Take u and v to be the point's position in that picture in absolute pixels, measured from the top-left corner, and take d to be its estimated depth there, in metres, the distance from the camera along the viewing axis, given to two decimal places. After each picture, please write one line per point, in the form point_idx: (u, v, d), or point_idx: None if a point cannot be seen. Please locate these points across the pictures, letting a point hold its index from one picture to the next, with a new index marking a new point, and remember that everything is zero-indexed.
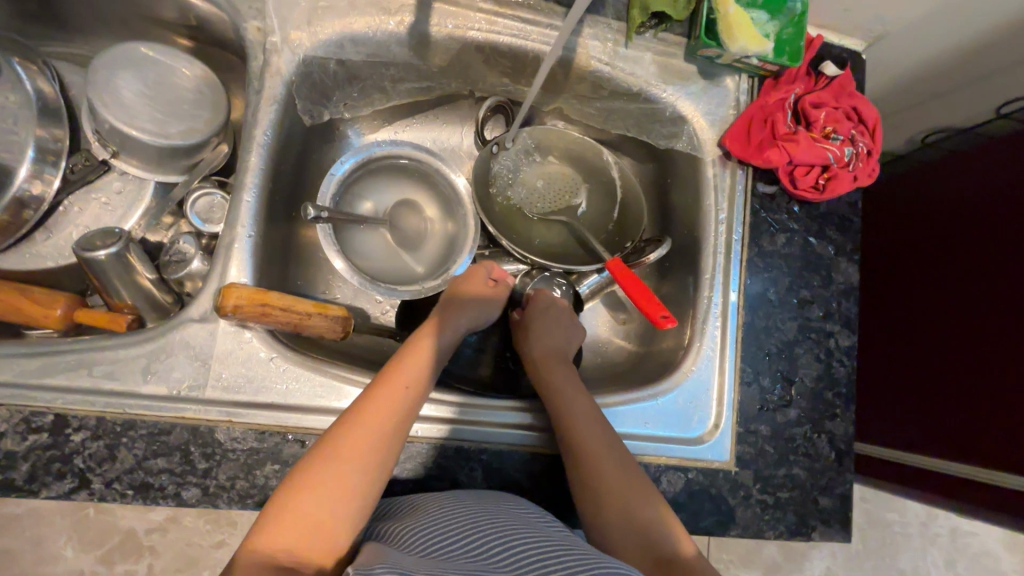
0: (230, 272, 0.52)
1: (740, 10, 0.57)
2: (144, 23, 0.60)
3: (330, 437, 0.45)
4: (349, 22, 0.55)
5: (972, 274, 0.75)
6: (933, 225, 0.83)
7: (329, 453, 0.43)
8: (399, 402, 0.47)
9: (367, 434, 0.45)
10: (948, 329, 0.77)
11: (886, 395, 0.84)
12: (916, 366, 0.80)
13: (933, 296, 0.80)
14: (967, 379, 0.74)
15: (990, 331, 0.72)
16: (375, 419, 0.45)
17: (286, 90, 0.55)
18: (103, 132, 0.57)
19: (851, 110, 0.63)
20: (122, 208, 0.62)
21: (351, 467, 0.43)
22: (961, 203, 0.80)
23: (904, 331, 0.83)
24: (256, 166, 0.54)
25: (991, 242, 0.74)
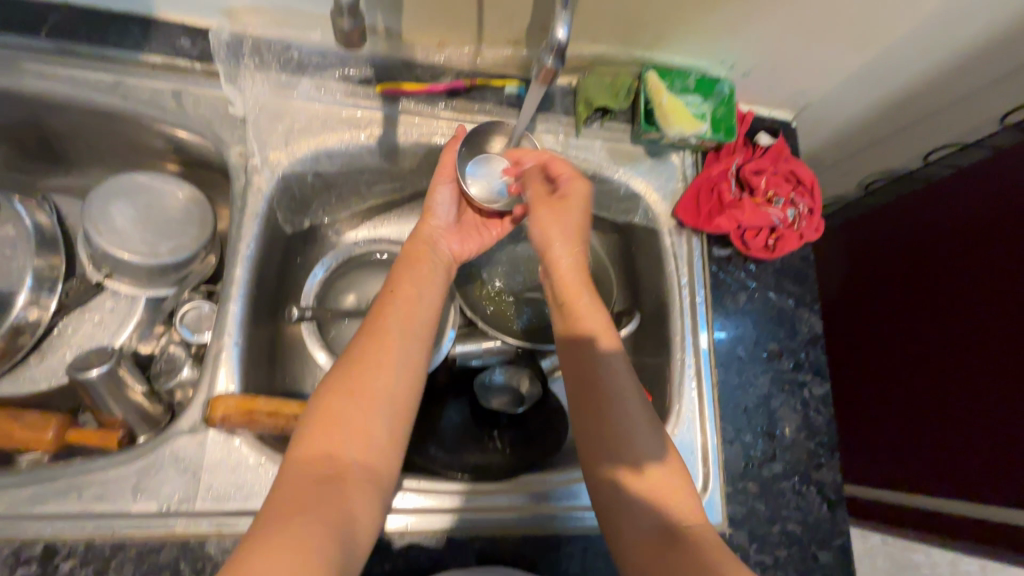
0: (218, 381, 0.54)
1: (671, 99, 0.64)
2: (136, 154, 0.65)
3: (348, 349, 0.50)
4: (323, 140, 0.61)
5: (948, 315, 0.78)
6: (907, 270, 0.86)
7: (354, 359, 0.48)
8: (406, 300, 0.53)
9: (384, 332, 0.50)
10: (936, 369, 0.78)
11: (890, 441, 0.84)
12: (913, 409, 0.81)
13: (919, 338, 0.82)
14: (960, 418, 0.74)
15: (972, 368, 0.73)
16: (388, 320, 0.51)
17: (267, 206, 0.60)
18: (97, 256, 0.61)
19: (789, 173, 0.68)
20: (115, 325, 0.64)
21: (377, 365, 0.48)
22: (926, 247, 0.83)
23: (898, 374, 0.85)
24: (242, 277, 0.57)
25: (958, 283, 0.77)
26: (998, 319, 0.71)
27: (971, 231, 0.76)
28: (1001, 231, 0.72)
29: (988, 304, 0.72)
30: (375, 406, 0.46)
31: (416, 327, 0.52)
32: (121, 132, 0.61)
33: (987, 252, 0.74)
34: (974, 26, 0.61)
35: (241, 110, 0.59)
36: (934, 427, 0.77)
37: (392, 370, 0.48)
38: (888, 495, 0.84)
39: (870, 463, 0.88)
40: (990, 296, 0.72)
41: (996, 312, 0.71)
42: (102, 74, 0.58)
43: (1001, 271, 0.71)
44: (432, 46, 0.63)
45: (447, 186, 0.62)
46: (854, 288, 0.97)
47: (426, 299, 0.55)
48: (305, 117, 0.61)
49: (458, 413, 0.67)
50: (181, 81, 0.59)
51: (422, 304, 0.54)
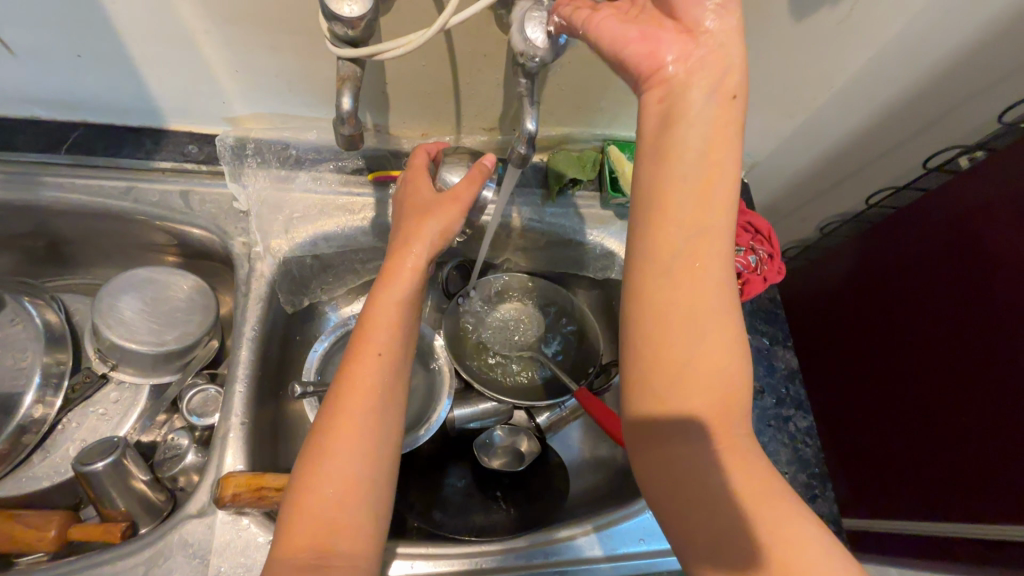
0: (226, 461, 0.55)
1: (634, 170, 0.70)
2: (144, 250, 0.69)
3: (324, 420, 0.46)
4: (321, 225, 0.67)
5: (943, 342, 0.81)
6: (892, 300, 0.90)
7: (332, 441, 0.45)
8: (384, 364, 0.48)
9: (360, 407, 0.46)
10: (942, 395, 0.80)
11: (906, 469, 0.85)
12: (929, 436, 0.82)
13: (922, 364, 0.84)
14: (976, 443, 0.75)
15: (979, 392, 0.75)
16: (368, 389, 0.47)
17: (270, 289, 0.64)
18: (104, 349, 0.63)
19: (746, 224, 0.75)
20: (118, 415, 0.65)
21: (360, 448, 0.45)
22: (906, 278, 0.88)
23: (906, 402, 0.86)
24: (246, 359, 0.60)
25: (943, 312, 0.81)
26: (995, 344, 0.74)
27: (945, 261, 0.81)
28: (975, 261, 0.77)
29: (982, 330, 0.75)
30: (361, 494, 0.44)
31: (397, 392, 0.48)
32: (130, 230, 0.66)
33: (966, 279, 0.78)
34: (886, 91, 0.71)
35: (244, 204, 0.64)
36: (953, 452, 0.78)
37: (375, 451, 0.45)
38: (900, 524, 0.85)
39: (889, 492, 0.88)
40: (981, 322, 0.76)
41: (989, 337, 0.74)
42: (116, 181, 0.63)
43: (986, 299, 0.75)
44: (416, 137, 0.70)
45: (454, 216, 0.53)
46: (842, 320, 1.00)
47: (406, 356, 0.50)
48: (303, 206, 0.67)
49: (461, 478, 0.68)
50: (189, 182, 0.65)
51: (401, 363, 0.49)
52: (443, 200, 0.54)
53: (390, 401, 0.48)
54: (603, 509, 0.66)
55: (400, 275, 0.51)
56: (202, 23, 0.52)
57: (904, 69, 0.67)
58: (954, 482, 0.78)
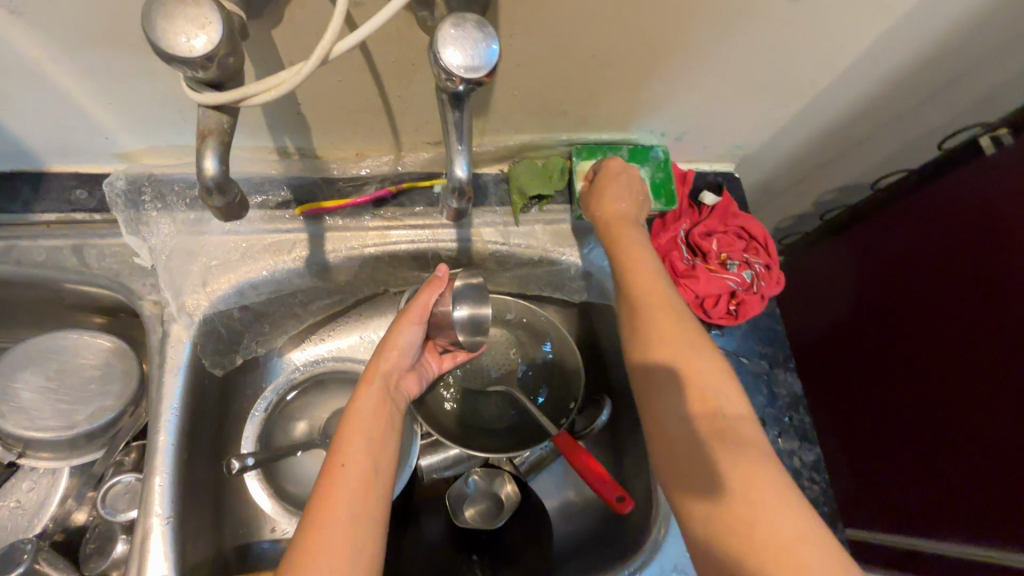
0: (150, 569, 0.48)
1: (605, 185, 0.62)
2: (45, 311, 0.60)
3: (297, 534, 0.43)
4: (246, 272, 0.57)
5: (929, 348, 0.77)
6: (883, 311, 0.85)
7: (304, 552, 0.42)
8: (361, 471, 0.46)
9: (336, 513, 0.44)
10: (936, 405, 0.76)
11: (917, 491, 0.78)
12: (929, 452, 0.77)
13: (911, 377, 0.80)
14: (977, 452, 0.70)
15: (970, 396, 0.71)
16: (344, 497, 0.45)
17: (192, 353, 0.55)
18: (6, 437, 0.55)
19: (740, 230, 0.66)
20: (36, 505, 0.57)
21: (327, 559, 0.41)
22: (894, 288, 0.84)
23: (904, 417, 0.81)
24: (166, 445, 0.51)
25: (930, 316, 0.77)
26: (975, 343, 0.71)
27: (933, 263, 0.77)
28: (961, 259, 0.73)
29: (963, 330, 0.72)
30: None
31: (373, 502, 0.46)
32: (21, 294, 0.56)
33: (953, 280, 0.74)
34: (894, 66, 0.60)
35: (148, 259, 0.55)
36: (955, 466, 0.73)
37: (344, 564, 0.42)
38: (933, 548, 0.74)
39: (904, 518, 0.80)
40: (964, 322, 0.72)
41: (973, 336, 0.71)
42: None
43: (968, 297, 0.72)
44: (351, 158, 0.60)
45: (419, 327, 0.56)
46: (840, 338, 0.94)
47: (382, 463, 0.48)
48: (222, 252, 0.57)
49: (433, 537, 0.62)
50: (81, 234, 0.55)
51: (377, 471, 0.48)
52: (405, 311, 0.55)
53: (366, 505, 0.45)
54: (589, 570, 0.59)
55: (371, 388, 0.53)
56: (43, 50, 0.41)
57: (920, 40, 0.56)
58: (963, 497, 0.72)
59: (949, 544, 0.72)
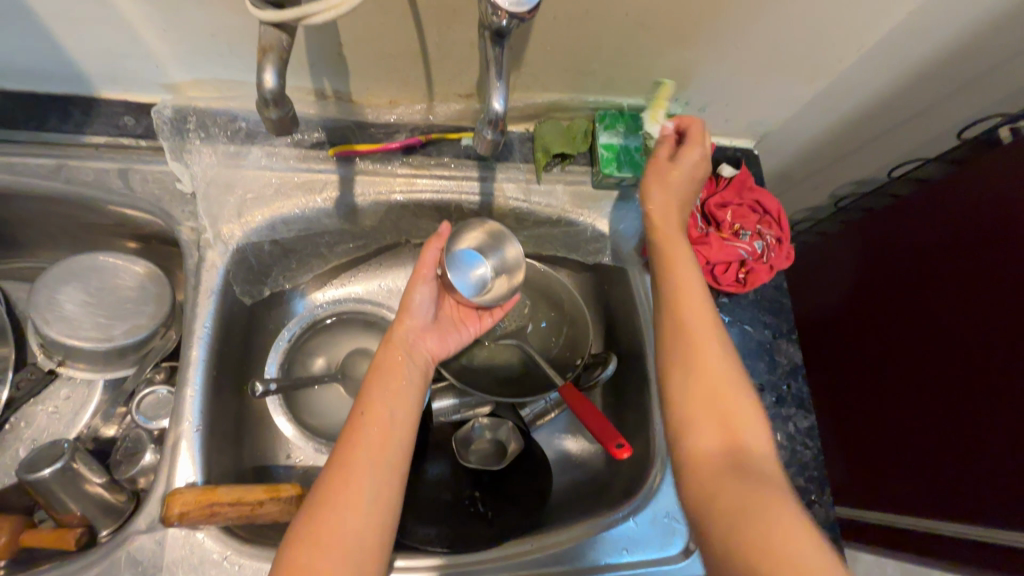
0: (178, 472, 0.51)
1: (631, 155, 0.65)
2: (86, 234, 0.63)
3: (322, 478, 0.48)
4: (278, 207, 0.60)
5: (932, 344, 0.79)
6: (890, 303, 0.86)
7: (328, 493, 0.46)
8: (380, 425, 0.51)
9: (355, 461, 0.48)
10: (936, 401, 0.78)
11: (911, 479, 0.81)
12: (925, 444, 0.79)
13: (911, 371, 0.82)
14: (975, 447, 0.72)
15: (966, 396, 0.74)
16: (365, 444, 0.49)
17: (224, 279, 0.58)
18: (47, 345, 0.58)
19: (754, 203, 0.68)
20: (70, 412, 0.61)
21: (349, 502, 0.46)
22: (902, 281, 0.84)
23: (903, 409, 0.83)
24: (199, 360, 0.55)
25: (934, 313, 0.78)
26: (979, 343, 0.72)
27: (944, 257, 0.78)
28: (971, 255, 0.74)
29: (969, 329, 0.74)
30: (348, 540, 0.45)
31: (390, 449, 0.50)
32: (68, 214, 0.59)
33: (961, 276, 0.75)
34: (921, 48, 0.61)
35: (189, 186, 0.58)
36: (949, 459, 0.75)
37: (365, 502, 0.47)
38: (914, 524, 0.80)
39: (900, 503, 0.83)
40: (970, 320, 0.74)
41: (980, 336, 0.72)
42: (44, 159, 0.56)
43: (975, 296, 0.73)
44: (384, 105, 0.63)
45: (427, 287, 0.59)
46: (843, 328, 0.95)
47: (400, 417, 0.52)
48: (258, 186, 0.60)
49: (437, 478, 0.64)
50: (127, 159, 0.58)
51: (394, 423, 0.52)
52: (415, 272, 0.59)
53: (383, 451, 0.50)
54: (586, 514, 0.62)
55: (389, 346, 0.57)
56: None
57: (947, 22, 0.57)
58: (959, 487, 0.74)
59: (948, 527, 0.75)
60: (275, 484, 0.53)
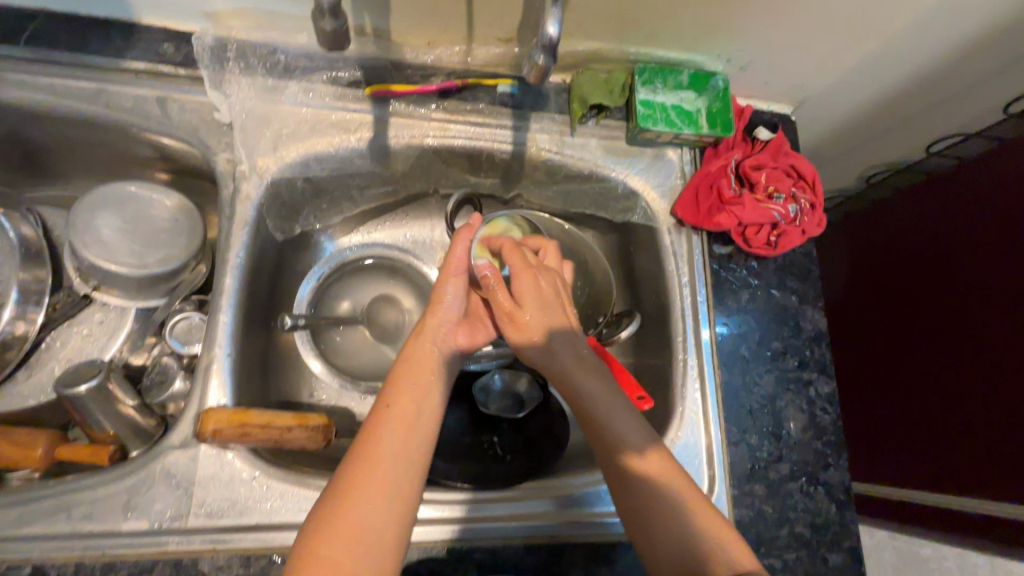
0: (209, 393, 0.52)
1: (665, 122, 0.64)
2: (121, 163, 0.63)
3: (340, 466, 0.44)
4: (313, 144, 0.60)
5: (947, 316, 0.78)
6: (909, 277, 0.86)
7: (346, 481, 0.43)
8: (407, 417, 0.47)
9: (377, 448, 0.45)
10: (942, 374, 0.77)
11: (920, 455, 0.80)
12: (931, 415, 0.78)
13: (921, 344, 0.81)
14: (970, 423, 0.73)
15: (963, 379, 0.74)
16: (390, 438, 0.45)
17: (258, 213, 0.58)
18: (84, 269, 0.59)
19: (790, 167, 0.67)
20: (104, 336, 0.63)
21: (372, 498, 0.42)
22: (926, 255, 0.83)
23: (909, 381, 0.83)
24: (232, 288, 0.56)
25: (950, 292, 0.78)
26: (988, 312, 0.72)
27: (970, 228, 0.76)
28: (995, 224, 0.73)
29: (982, 301, 0.73)
30: (367, 545, 0.40)
31: (416, 445, 0.46)
32: (105, 141, 0.60)
33: (984, 246, 0.74)
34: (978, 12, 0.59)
35: (226, 116, 0.58)
36: (948, 436, 0.76)
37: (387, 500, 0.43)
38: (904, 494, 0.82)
39: (911, 477, 0.82)
40: (983, 290, 0.73)
41: (991, 304, 0.71)
42: (84, 82, 0.56)
43: (993, 265, 0.72)
44: (422, 46, 0.62)
45: (462, 278, 0.55)
46: (861, 303, 0.95)
47: (429, 405, 0.49)
48: (293, 122, 0.60)
49: (457, 422, 0.66)
50: (165, 87, 0.57)
51: (422, 411, 0.48)
52: (447, 262, 0.55)
53: (409, 446, 0.46)
54: None
55: (420, 334, 0.54)
56: None
57: None
58: (949, 463, 0.75)
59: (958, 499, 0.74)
60: (303, 413, 0.54)
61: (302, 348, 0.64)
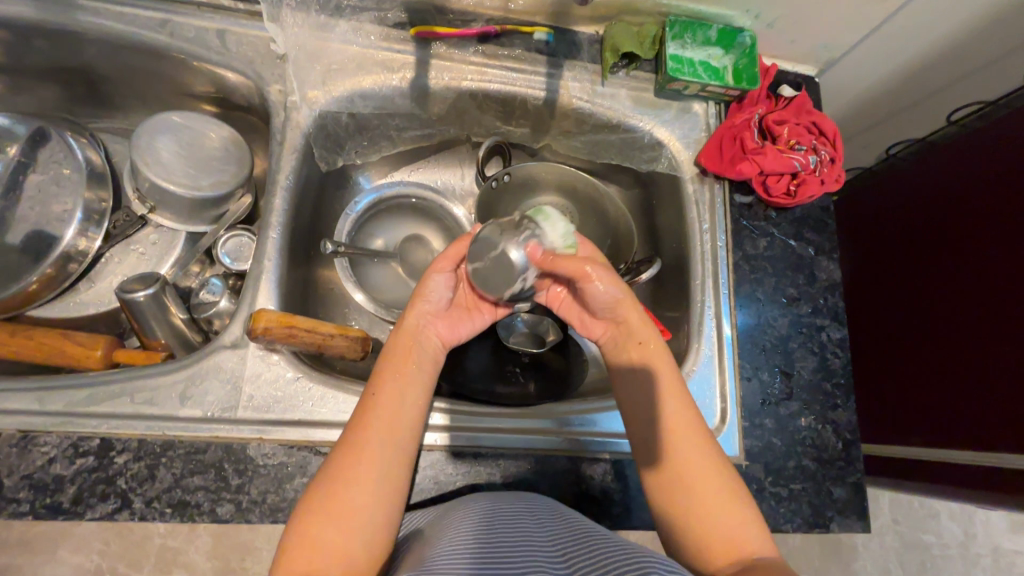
0: (259, 300, 0.57)
1: (694, 72, 0.67)
2: (179, 96, 0.68)
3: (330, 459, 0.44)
4: (359, 81, 0.63)
5: (960, 278, 0.77)
6: (921, 241, 0.85)
7: (338, 471, 0.42)
8: (389, 407, 0.46)
9: (366, 443, 0.44)
10: (944, 333, 0.78)
11: (910, 411, 0.82)
12: (942, 376, 0.78)
13: (932, 307, 0.81)
14: (963, 381, 0.75)
15: (960, 337, 0.76)
16: (376, 424, 0.45)
17: (305, 141, 0.62)
18: (144, 190, 0.64)
19: (811, 124, 0.69)
20: (157, 256, 0.68)
21: (358, 480, 0.42)
22: (939, 219, 0.82)
23: (916, 344, 0.82)
24: (281, 208, 0.60)
25: (953, 254, 0.79)
26: (1005, 272, 0.71)
27: (982, 189, 0.76)
28: (1006, 185, 0.73)
29: (998, 263, 0.72)
30: (356, 523, 0.40)
31: (399, 433, 0.46)
32: (167, 73, 0.64)
33: (999, 205, 0.74)
34: None
35: (281, 48, 0.62)
36: (940, 394, 0.78)
37: (373, 481, 0.43)
38: (891, 450, 0.84)
39: (905, 434, 0.82)
40: (998, 250, 0.73)
41: (1008, 261, 0.71)
42: (151, 12, 0.60)
43: (1007, 222, 0.72)
44: None
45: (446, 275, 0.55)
46: (869, 270, 0.94)
47: (415, 398, 0.48)
48: (342, 58, 0.63)
49: (482, 353, 0.70)
50: (225, 21, 0.62)
51: (407, 407, 0.47)
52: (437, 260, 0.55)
53: (393, 437, 0.45)
54: None
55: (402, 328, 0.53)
56: None
57: None
58: (941, 419, 0.77)
59: (952, 454, 0.74)
60: (342, 326, 0.59)
61: (346, 283, 0.68)
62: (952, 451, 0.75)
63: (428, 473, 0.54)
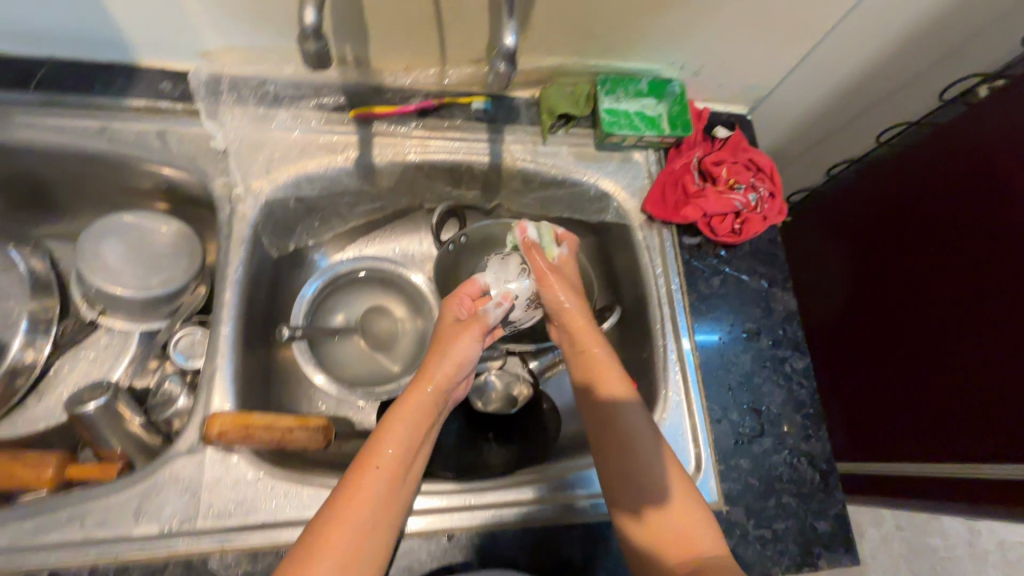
0: (214, 401, 0.55)
1: (630, 125, 0.69)
2: (125, 196, 0.67)
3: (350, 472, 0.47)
4: (303, 165, 0.64)
5: (907, 295, 0.79)
6: (872, 256, 0.86)
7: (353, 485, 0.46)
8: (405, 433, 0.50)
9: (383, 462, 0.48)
10: (898, 349, 0.79)
11: (877, 429, 0.82)
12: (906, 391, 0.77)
13: (888, 324, 0.82)
14: (919, 396, 0.75)
15: (912, 354, 0.77)
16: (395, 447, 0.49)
17: (253, 231, 0.62)
18: (92, 295, 0.63)
19: (749, 161, 0.71)
20: (110, 360, 0.67)
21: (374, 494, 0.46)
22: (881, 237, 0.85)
23: (876, 362, 0.83)
24: (231, 302, 0.59)
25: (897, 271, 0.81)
26: (959, 277, 0.71)
27: (915, 209, 0.79)
28: (934, 203, 0.76)
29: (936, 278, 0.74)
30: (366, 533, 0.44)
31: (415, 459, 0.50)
32: (109, 176, 0.64)
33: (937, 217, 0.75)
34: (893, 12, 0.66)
35: (222, 143, 0.63)
36: (904, 412, 0.78)
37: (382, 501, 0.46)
38: (865, 468, 0.84)
39: (878, 450, 0.81)
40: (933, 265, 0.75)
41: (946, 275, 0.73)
42: (88, 121, 0.61)
43: (939, 238, 0.75)
44: (399, 70, 0.67)
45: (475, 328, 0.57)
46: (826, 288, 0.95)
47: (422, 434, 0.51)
48: (284, 145, 0.64)
49: (455, 421, 0.68)
50: (165, 122, 0.63)
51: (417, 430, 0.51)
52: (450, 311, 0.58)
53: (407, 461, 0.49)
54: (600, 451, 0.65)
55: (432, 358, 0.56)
56: None
57: None
58: (903, 437, 0.77)
59: (924, 467, 0.74)
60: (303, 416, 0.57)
61: (306, 365, 0.67)
62: (917, 464, 0.74)
63: (402, 563, 0.52)
